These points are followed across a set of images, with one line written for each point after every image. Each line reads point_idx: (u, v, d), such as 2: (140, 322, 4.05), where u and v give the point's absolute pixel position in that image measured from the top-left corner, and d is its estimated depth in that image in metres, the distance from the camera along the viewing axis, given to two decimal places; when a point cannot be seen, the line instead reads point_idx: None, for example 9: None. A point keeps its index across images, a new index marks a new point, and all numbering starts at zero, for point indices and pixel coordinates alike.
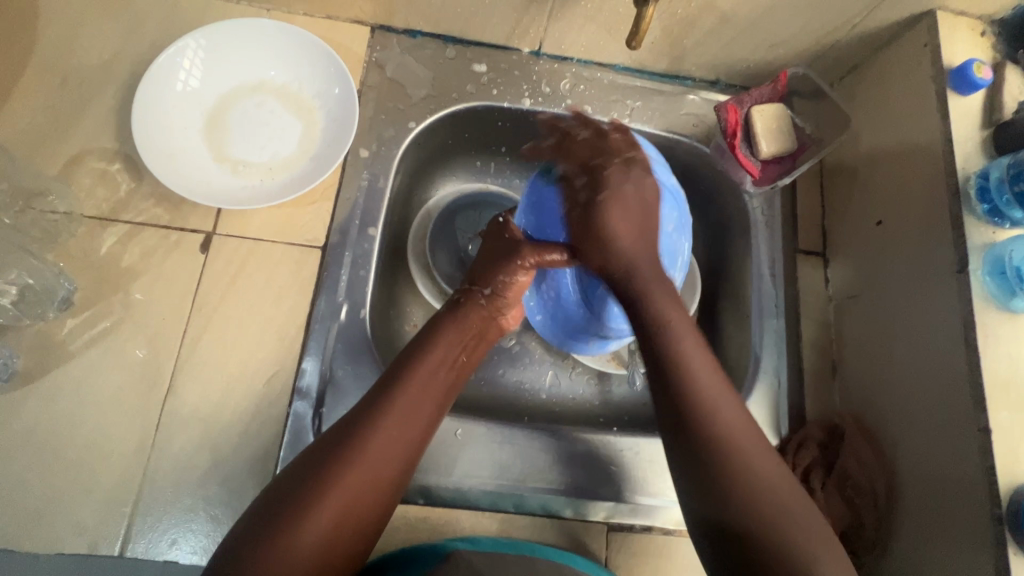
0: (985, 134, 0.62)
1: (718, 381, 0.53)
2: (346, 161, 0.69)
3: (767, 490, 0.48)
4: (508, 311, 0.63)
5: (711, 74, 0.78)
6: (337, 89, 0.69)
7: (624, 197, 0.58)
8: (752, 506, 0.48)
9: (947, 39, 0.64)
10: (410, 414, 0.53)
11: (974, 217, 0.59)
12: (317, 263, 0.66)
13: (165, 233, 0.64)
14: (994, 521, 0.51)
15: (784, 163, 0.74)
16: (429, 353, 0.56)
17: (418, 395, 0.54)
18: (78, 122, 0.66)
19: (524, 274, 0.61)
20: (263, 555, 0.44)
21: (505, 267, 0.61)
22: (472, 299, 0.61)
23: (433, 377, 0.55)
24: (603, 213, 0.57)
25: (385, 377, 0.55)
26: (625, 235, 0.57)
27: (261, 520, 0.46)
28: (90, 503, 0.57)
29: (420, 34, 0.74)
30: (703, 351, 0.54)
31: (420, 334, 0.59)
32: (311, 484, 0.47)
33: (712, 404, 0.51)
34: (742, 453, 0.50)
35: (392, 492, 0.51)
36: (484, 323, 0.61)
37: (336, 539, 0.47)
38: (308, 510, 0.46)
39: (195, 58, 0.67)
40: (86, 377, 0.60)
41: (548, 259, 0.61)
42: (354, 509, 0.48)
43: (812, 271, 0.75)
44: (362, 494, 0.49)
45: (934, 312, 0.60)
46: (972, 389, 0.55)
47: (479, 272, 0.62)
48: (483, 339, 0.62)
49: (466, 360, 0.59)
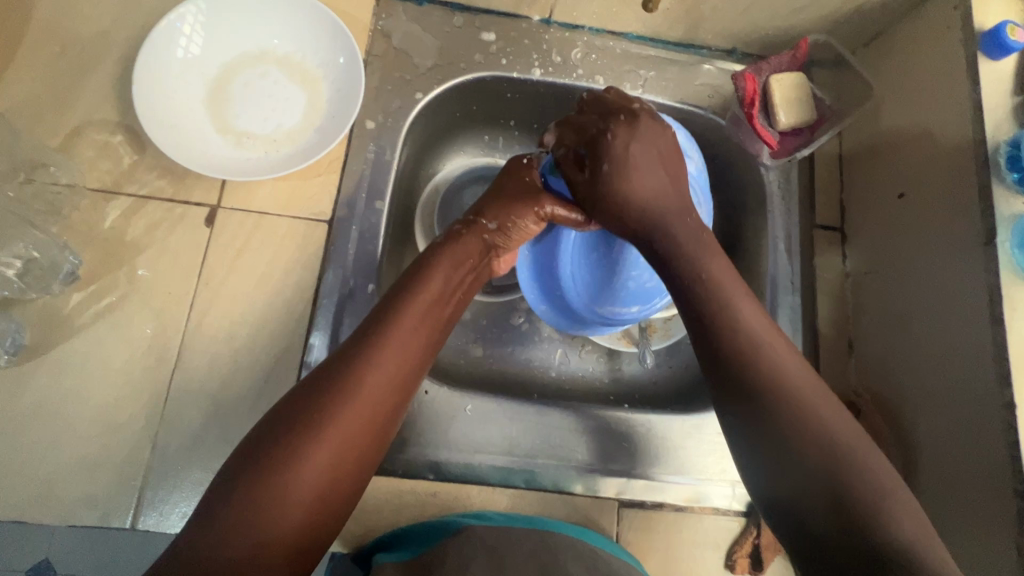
0: (1016, 102, 0.59)
1: (763, 320, 0.49)
2: (352, 133, 0.68)
3: (827, 421, 0.45)
4: (506, 253, 0.62)
5: (727, 42, 0.75)
6: (341, 59, 0.67)
7: (645, 151, 0.53)
8: (816, 439, 0.44)
9: (979, 1, 0.61)
10: (401, 353, 0.51)
11: (1003, 187, 0.56)
12: (323, 236, 0.65)
13: (170, 206, 0.63)
14: (1018, 497, 0.50)
15: (802, 135, 0.72)
16: (416, 294, 0.54)
17: (408, 335, 0.52)
18: (78, 92, 0.64)
19: (537, 221, 0.60)
20: (261, 487, 0.43)
21: (522, 212, 0.60)
22: (475, 231, 0.60)
23: (422, 319, 0.53)
24: (622, 180, 0.53)
25: (378, 310, 0.53)
26: (647, 200, 0.52)
27: (259, 451, 0.44)
28: (100, 476, 0.56)
29: (426, 2, 0.72)
30: (752, 311, 0.49)
31: (414, 263, 0.57)
32: (308, 416, 0.46)
33: (759, 338, 0.48)
34: (794, 388, 0.46)
35: (392, 419, 0.50)
36: (480, 257, 0.60)
37: (337, 471, 0.46)
38: (309, 441, 0.45)
39: (196, 25, 0.65)
40: (93, 351, 0.59)
41: (566, 216, 0.60)
42: (347, 454, 0.46)
43: (829, 246, 0.73)
44: (354, 436, 0.46)
45: (959, 286, 0.58)
46: (997, 364, 0.53)
47: (492, 206, 0.61)
48: (478, 276, 0.60)
49: (460, 295, 0.58)
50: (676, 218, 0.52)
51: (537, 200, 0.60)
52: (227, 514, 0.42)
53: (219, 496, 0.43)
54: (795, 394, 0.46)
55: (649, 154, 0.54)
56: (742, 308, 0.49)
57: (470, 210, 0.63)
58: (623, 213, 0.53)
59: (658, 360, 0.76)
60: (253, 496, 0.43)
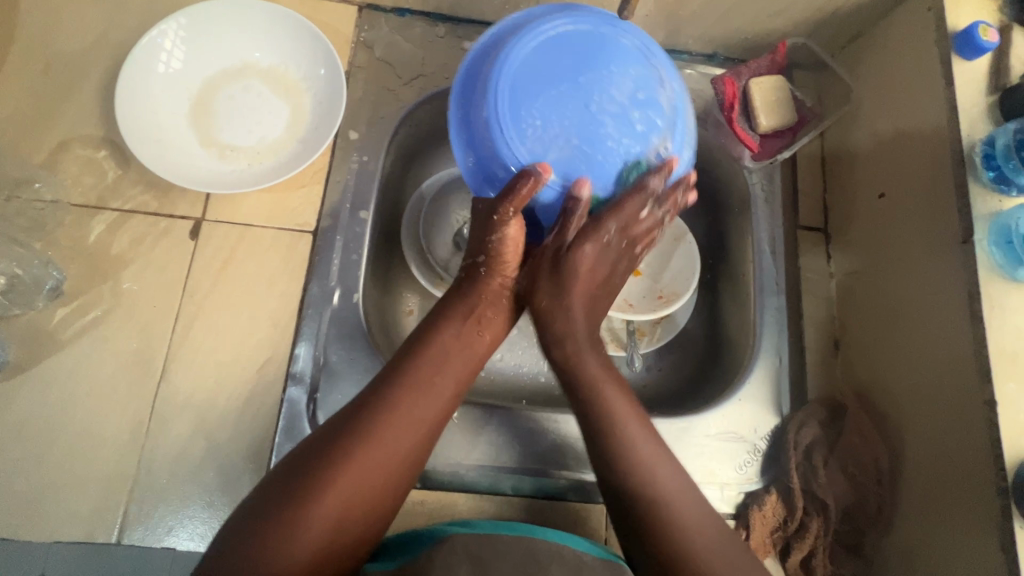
0: (990, 100, 0.59)
1: (637, 424, 0.54)
2: (336, 144, 0.68)
3: (683, 518, 0.51)
4: (522, 274, 0.58)
5: (707, 47, 0.76)
6: (323, 71, 0.68)
7: (598, 258, 0.55)
8: (674, 545, 0.50)
9: (952, 3, 0.62)
10: (433, 381, 0.52)
11: (979, 184, 0.57)
12: (308, 247, 0.65)
13: (153, 220, 0.64)
14: (1001, 494, 0.50)
15: (783, 138, 0.72)
16: (447, 323, 0.55)
17: (441, 360, 0.54)
18: (63, 109, 0.65)
19: (512, 223, 0.51)
20: (260, 533, 0.44)
21: (489, 226, 0.52)
22: (475, 273, 0.56)
23: (454, 343, 0.55)
24: (575, 261, 0.54)
25: (400, 353, 0.54)
26: (580, 285, 0.55)
27: (264, 496, 0.46)
28: (85, 492, 0.56)
29: (408, 12, 0.72)
30: (640, 431, 0.54)
31: (433, 310, 0.57)
32: (316, 465, 0.47)
33: (624, 433, 0.54)
34: (665, 504, 0.52)
35: (408, 470, 0.50)
36: (495, 295, 0.57)
37: (342, 522, 0.46)
38: (316, 494, 0.46)
39: (178, 40, 0.66)
40: (78, 366, 0.59)
41: (518, 192, 0.48)
42: (373, 484, 0.48)
43: (812, 247, 0.74)
44: (385, 464, 0.48)
45: (939, 285, 0.58)
46: (977, 361, 0.53)
47: (474, 239, 0.55)
48: (498, 312, 0.58)
49: (481, 336, 0.56)
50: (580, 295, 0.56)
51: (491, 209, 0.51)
52: (246, 544, 0.44)
53: (227, 537, 0.44)
54: (651, 489, 0.52)
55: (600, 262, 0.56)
56: (613, 405, 0.54)
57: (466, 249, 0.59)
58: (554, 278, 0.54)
59: (649, 363, 0.76)
60: (252, 540, 0.44)
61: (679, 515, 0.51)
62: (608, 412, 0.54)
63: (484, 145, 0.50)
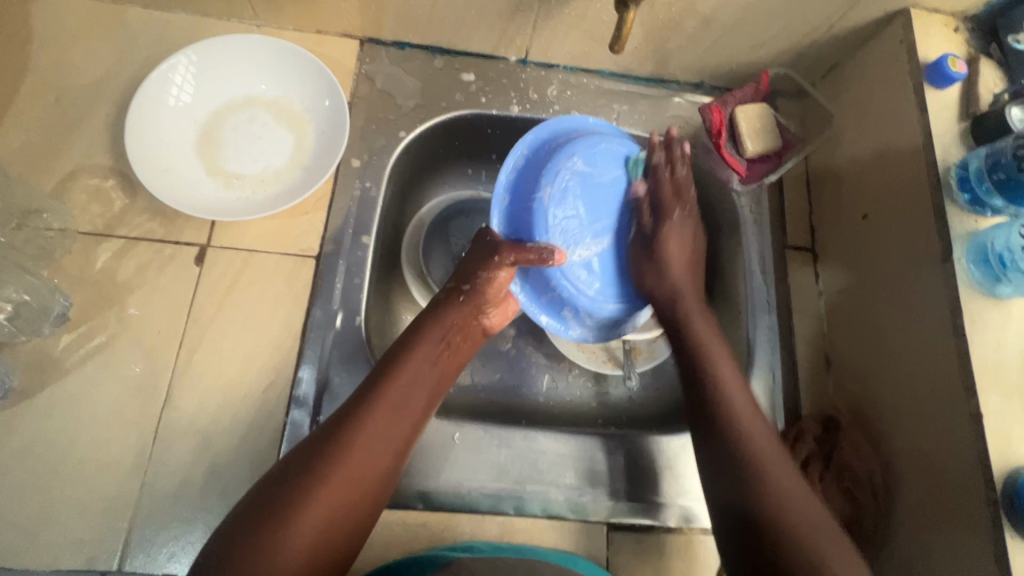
0: (962, 126, 0.63)
1: (745, 404, 0.58)
2: (338, 172, 0.70)
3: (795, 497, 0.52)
4: (492, 310, 0.63)
5: (694, 77, 0.80)
6: (327, 101, 0.70)
7: (678, 236, 0.64)
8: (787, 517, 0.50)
9: (923, 36, 0.66)
10: (399, 409, 0.53)
11: (955, 206, 0.60)
12: (311, 272, 0.67)
13: (159, 246, 0.65)
14: (990, 506, 0.52)
15: (770, 161, 0.74)
16: (410, 355, 0.56)
17: (407, 390, 0.54)
18: (73, 140, 0.67)
19: (505, 269, 0.60)
20: (249, 543, 0.44)
21: (483, 263, 0.60)
22: (454, 298, 0.62)
23: (423, 372, 0.56)
24: (665, 248, 0.63)
25: (377, 371, 0.56)
26: (677, 268, 0.63)
27: (244, 514, 0.46)
28: (87, 519, 0.56)
29: (408, 46, 0.75)
30: (749, 411, 0.57)
31: (405, 333, 0.59)
32: (297, 479, 0.48)
33: (730, 401, 0.57)
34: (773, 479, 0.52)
35: (386, 480, 0.51)
36: (466, 321, 0.61)
37: (328, 530, 0.47)
38: (298, 507, 0.46)
39: (187, 74, 0.68)
40: (83, 392, 0.60)
41: (526, 257, 0.58)
42: (341, 510, 0.48)
43: (802, 266, 0.76)
44: (341, 509, 0.48)
45: (924, 301, 0.60)
46: (962, 375, 0.55)
47: (463, 268, 0.62)
48: (466, 336, 0.62)
49: (451, 359, 0.60)
50: (690, 285, 0.64)
51: (495, 248, 0.60)
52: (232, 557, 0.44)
53: (219, 548, 0.45)
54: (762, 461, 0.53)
55: (683, 240, 0.65)
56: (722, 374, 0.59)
57: (451, 278, 0.64)
58: (657, 268, 0.63)
59: (644, 380, 0.78)
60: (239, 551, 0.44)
61: (791, 499, 0.51)
62: (707, 358, 0.60)
63: (521, 206, 0.60)
